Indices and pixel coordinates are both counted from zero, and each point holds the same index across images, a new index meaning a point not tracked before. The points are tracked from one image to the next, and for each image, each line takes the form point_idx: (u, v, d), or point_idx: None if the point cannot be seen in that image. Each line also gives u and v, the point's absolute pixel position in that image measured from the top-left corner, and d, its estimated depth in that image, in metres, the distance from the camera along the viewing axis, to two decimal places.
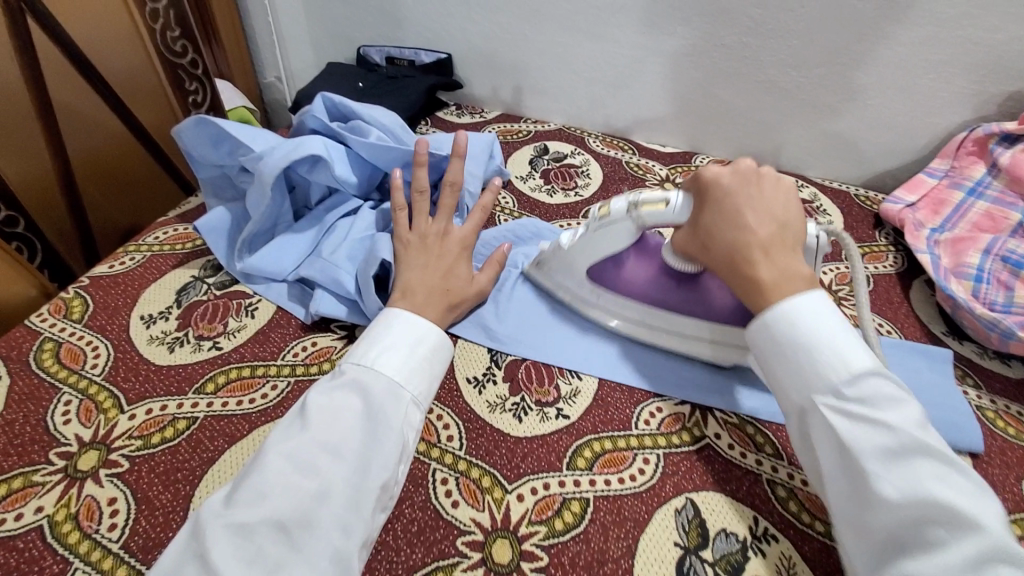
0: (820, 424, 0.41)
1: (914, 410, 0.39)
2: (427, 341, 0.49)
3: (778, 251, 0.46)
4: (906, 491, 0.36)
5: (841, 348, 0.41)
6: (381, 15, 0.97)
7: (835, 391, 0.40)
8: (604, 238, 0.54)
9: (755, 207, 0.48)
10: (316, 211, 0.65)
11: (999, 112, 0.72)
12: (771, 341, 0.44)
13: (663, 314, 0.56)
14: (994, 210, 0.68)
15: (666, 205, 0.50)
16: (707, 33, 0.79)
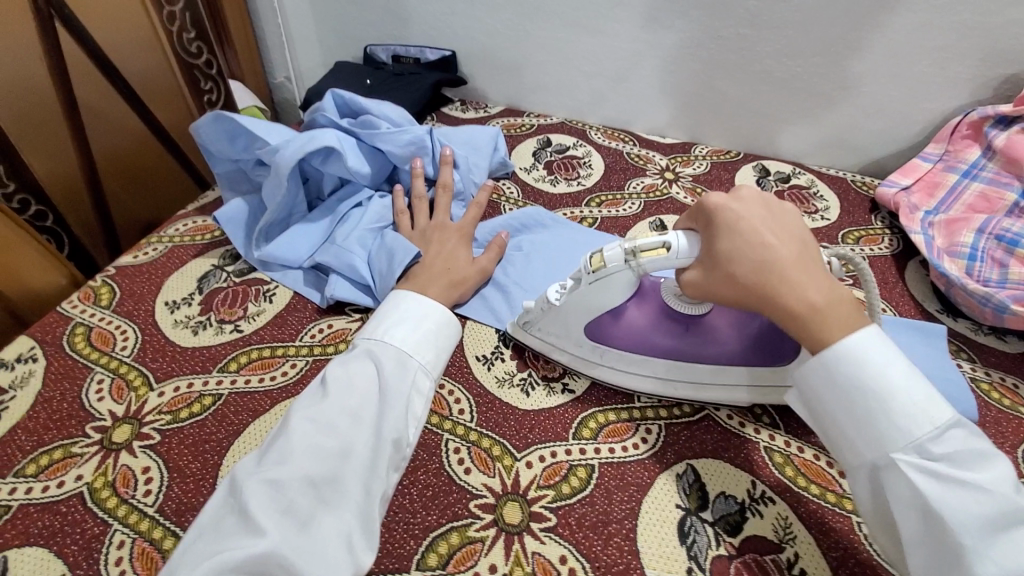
0: (896, 483, 0.37)
1: (1004, 471, 0.37)
2: (432, 314, 0.52)
3: (814, 270, 0.41)
4: (1013, 574, 0.34)
5: (921, 403, 0.37)
6: (387, 14, 1.00)
7: (917, 447, 0.37)
8: (609, 288, 0.49)
9: (774, 228, 0.43)
10: (329, 201, 0.68)
11: (991, 96, 0.74)
12: (828, 376, 0.40)
13: (675, 365, 0.51)
14: (990, 191, 0.69)
15: (667, 248, 0.45)
16: (705, 25, 0.82)
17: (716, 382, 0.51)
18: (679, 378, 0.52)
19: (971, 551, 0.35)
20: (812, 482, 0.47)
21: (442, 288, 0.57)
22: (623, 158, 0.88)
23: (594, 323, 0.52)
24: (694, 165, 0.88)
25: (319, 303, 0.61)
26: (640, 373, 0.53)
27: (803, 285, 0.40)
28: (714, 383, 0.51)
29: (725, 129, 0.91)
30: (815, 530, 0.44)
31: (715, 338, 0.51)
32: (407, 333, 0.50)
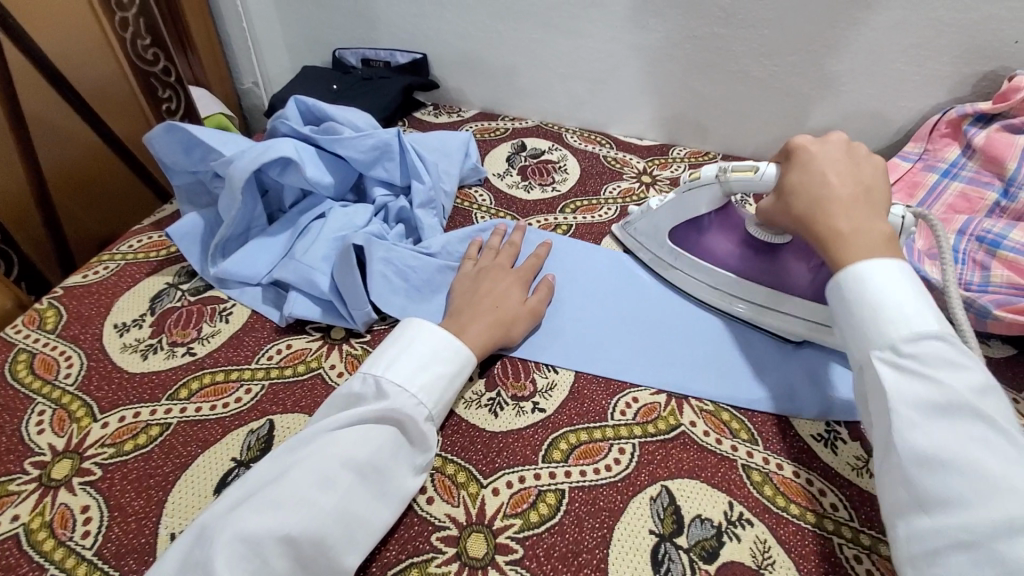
0: (871, 377, 0.40)
1: (975, 379, 0.36)
2: (452, 360, 0.48)
3: (865, 201, 0.47)
4: (937, 444, 0.35)
5: (909, 313, 0.40)
6: (355, 18, 0.97)
7: (892, 346, 0.40)
8: (692, 200, 0.57)
9: (840, 171, 0.49)
10: (290, 213, 0.65)
11: (972, 93, 0.73)
12: (839, 299, 0.44)
13: (744, 286, 0.58)
14: (970, 190, 0.68)
15: (756, 172, 0.53)
16: (680, 25, 0.80)
17: (780, 315, 0.56)
18: (757, 307, 0.57)
19: (904, 423, 0.37)
20: (791, 501, 0.45)
21: (486, 324, 0.53)
22: (598, 161, 0.86)
23: (679, 228, 0.60)
24: (671, 167, 0.86)
25: (279, 322, 0.58)
26: (727, 295, 0.59)
27: (834, 179, 0.48)
28: (793, 324, 0.56)
29: (704, 130, 0.89)
30: (794, 555, 0.42)
31: (788, 273, 0.55)
32: (416, 372, 0.46)
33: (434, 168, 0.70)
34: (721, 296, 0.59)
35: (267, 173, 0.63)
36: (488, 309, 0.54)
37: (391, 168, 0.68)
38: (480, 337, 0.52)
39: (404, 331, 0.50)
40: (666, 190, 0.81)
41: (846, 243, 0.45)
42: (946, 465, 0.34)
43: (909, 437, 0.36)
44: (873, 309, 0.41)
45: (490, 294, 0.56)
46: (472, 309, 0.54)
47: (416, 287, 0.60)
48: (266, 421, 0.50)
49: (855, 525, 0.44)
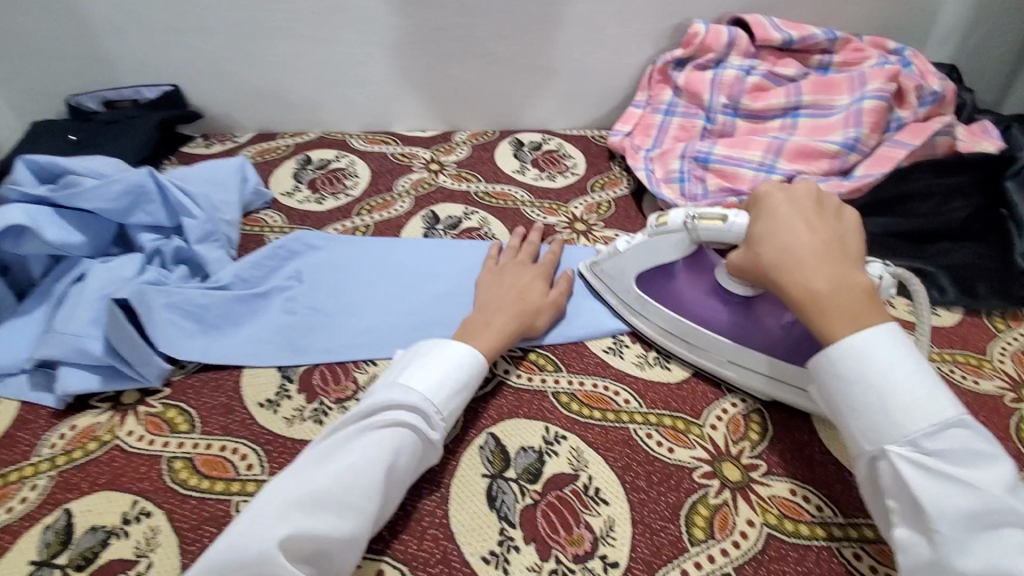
0: (889, 471, 0.40)
1: (1005, 474, 0.38)
2: (463, 391, 0.48)
3: (829, 257, 0.45)
4: (990, 565, 0.35)
5: (918, 393, 0.39)
6: (79, 58, 0.87)
7: (913, 442, 0.39)
8: (660, 249, 0.55)
9: (809, 220, 0.47)
10: (43, 284, 0.58)
11: (671, 42, 0.88)
12: (830, 365, 0.43)
13: (700, 335, 0.55)
14: (685, 122, 0.82)
15: (725, 221, 0.50)
16: (425, 19, 0.84)
17: (755, 369, 0.53)
18: (693, 348, 0.56)
19: (950, 544, 0.36)
20: (593, 409, 0.53)
21: (510, 314, 0.56)
22: (387, 160, 0.88)
23: (650, 274, 0.57)
24: (456, 151, 0.91)
25: (53, 405, 0.52)
26: (667, 331, 0.57)
27: (793, 236, 0.46)
28: (754, 370, 0.53)
29: (478, 112, 0.96)
30: (601, 450, 0.50)
31: (761, 323, 0.53)
32: (438, 377, 0.47)
33: (207, 199, 0.66)
34: (656, 332, 0.58)
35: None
36: (512, 303, 0.57)
37: (153, 210, 0.63)
38: (505, 326, 0.55)
39: (427, 350, 0.49)
40: (454, 173, 0.86)
41: (824, 308, 0.43)
42: None
43: (959, 565, 0.36)
44: (877, 391, 0.40)
45: (514, 288, 0.59)
46: (498, 302, 0.57)
47: (210, 324, 0.57)
48: (62, 511, 0.45)
49: (644, 409, 0.53)
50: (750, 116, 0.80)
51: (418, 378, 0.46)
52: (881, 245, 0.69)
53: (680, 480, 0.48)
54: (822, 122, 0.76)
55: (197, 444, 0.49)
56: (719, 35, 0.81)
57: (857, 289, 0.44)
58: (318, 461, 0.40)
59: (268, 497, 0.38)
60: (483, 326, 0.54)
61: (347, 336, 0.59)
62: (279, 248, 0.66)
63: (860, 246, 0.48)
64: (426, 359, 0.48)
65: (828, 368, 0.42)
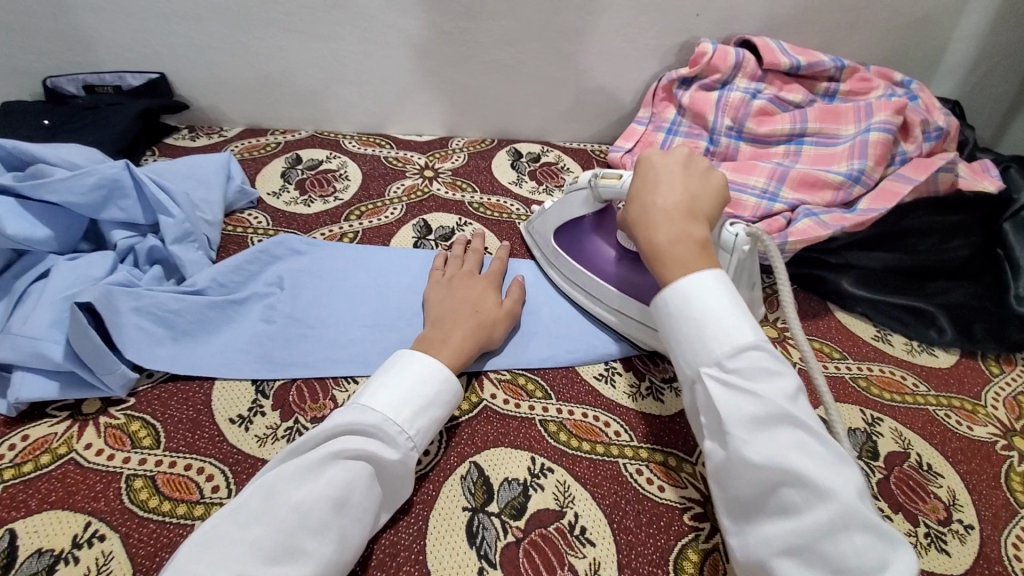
0: (702, 394, 0.41)
1: (790, 386, 0.39)
2: (426, 407, 0.45)
3: (678, 217, 0.48)
4: (767, 456, 0.36)
5: (725, 323, 0.41)
6: (61, 39, 0.83)
7: (718, 364, 0.41)
8: (571, 203, 0.62)
9: (671, 180, 0.51)
10: (2, 280, 0.54)
11: (677, 61, 0.86)
12: (666, 315, 0.45)
13: (601, 286, 0.60)
14: (688, 142, 0.81)
15: (620, 178, 0.56)
16: (427, 22, 0.82)
17: (633, 318, 0.58)
18: (597, 302, 0.61)
19: (736, 439, 0.38)
20: (582, 440, 0.51)
21: (468, 330, 0.53)
22: (380, 163, 0.86)
23: (564, 229, 0.64)
24: (451, 158, 0.89)
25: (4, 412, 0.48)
26: (579, 290, 0.63)
27: (654, 195, 0.50)
28: (636, 323, 0.58)
29: (477, 120, 0.94)
30: (589, 486, 0.47)
31: (638, 278, 0.58)
32: (406, 393, 0.45)
33: (186, 197, 0.63)
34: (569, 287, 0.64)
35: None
36: (467, 316, 0.55)
37: (126, 206, 0.60)
38: (462, 342, 0.52)
39: (397, 364, 0.47)
40: (449, 181, 0.84)
41: (663, 255, 0.47)
42: (787, 482, 0.36)
43: (746, 456, 0.37)
44: (695, 322, 0.43)
45: (466, 299, 0.57)
46: (453, 316, 0.55)
47: (180, 330, 0.54)
48: (6, 532, 0.41)
49: (634, 443, 0.51)
50: (754, 140, 0.79)
51: (381, 400, 0.44)
52: (869, 279, 0.69)
53: (670, 521, 0.46)
54: (827, 150, 0.75)
55: (160, 462, 0.46)
56: (727, 57, 0.79)
57: (693, 240, 0.47)
58: (271, 491, 0.38)
59: (216, 533, 0.36)
60: (440, 343, 0.51)
61: (327, 350, 0.57)
62: (261, 252, 0.64)
63: (720, 201, 0.51)
64: (394, 375, 0.46)
65: (665, 317, 0.45)
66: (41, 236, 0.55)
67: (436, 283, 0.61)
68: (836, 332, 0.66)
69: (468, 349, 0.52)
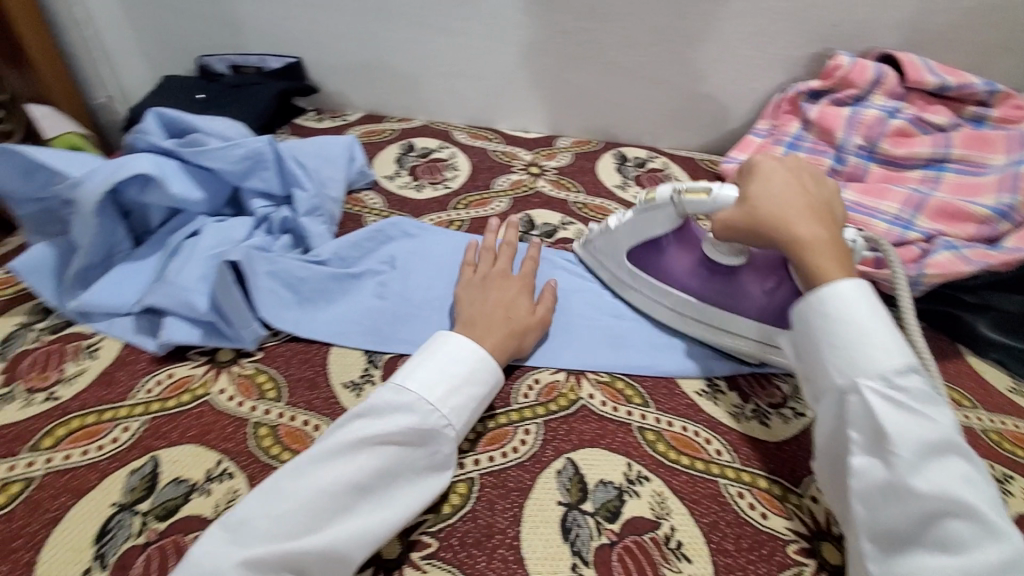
0: (857, 406, 0.40)
1: (949, 415, 0.40)
2: (461, 387, 0.46)
3: (812, 219, 0.48)
4: (938, 488, 0.36)
5: (891, 344, 0.41)
6: (217, 22, 0.92)
7: (882, 377, 0.40)
8: (650, 222, 0.56)
9: (787, 184, 0.50)
10: (159, 234, 0.61)
11: (805, 73, 0.82)
12: (822, 317, 0.44)
13: (696, 306, 0.57)
14: (811, 159, 0.76)
15: (709, 195, 0.52)
16: (550, 21, 0.83)
17: (739, 333, 0.55)
18: (698, 321, 0.58)
19: (904, 466, 0.37)
20: (681, 454, 0.49)
21: (502, 335, 0.52)
22: (488, 156, 0.88)
23: (639, 251, 0.59)
24: (557, 157, 0.89)
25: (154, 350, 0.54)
26: (670, 308, 0.59)
27: (774, 197, 0.49)
28: (745, 337, 0.55)
29: (585, 121, 0.94)
30: (687, 501, 0.46)
31: (742, 290, 0.54)
32: (449, 370, 0.46)
33: (318, 174, 0.68)
34: (655, 307, 0.60)
35: (125, 193, 0.58)
36: (500, 322, 0.53)
37: (266, 177, 0.65)
38: (496, 347, 0.50)
39: (436, 345, 0.48)
40: (554, 179, 0.84)
41: (809, 252, 0.46)
42: (952, 512, 0.35)
43: (915, 484, 0.36)
44: (860, 332, 0.42)
45: (499, 304, 0.55)
46: (486, 320, 0.52)
47: (304, 294, 0.58)
48: (150, 458, 0.46)
49: (736, 465, 0.49)
50: (888, 162, 0.74)
51: (421, 378, 0.45)
52: (1007, 325, 0.63)
53: (773, 551, 0.44)
54: (971, 180, 0.69)
55: (282, 414, 0.50)
56: (866, 74, 0.75)
57: (832, 243, 0.47)
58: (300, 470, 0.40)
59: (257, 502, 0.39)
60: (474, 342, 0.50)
61: (429, 328, 0.58)
62: (376, 230, 0.67)
63: (836, 202, 0.52)
64: (436, 353, 0.47)
65: (821, 321, 0.43)
66: (194, 197, 0.61)
67: (468, 282, 0.58)
68: (967, 378, 0.60)
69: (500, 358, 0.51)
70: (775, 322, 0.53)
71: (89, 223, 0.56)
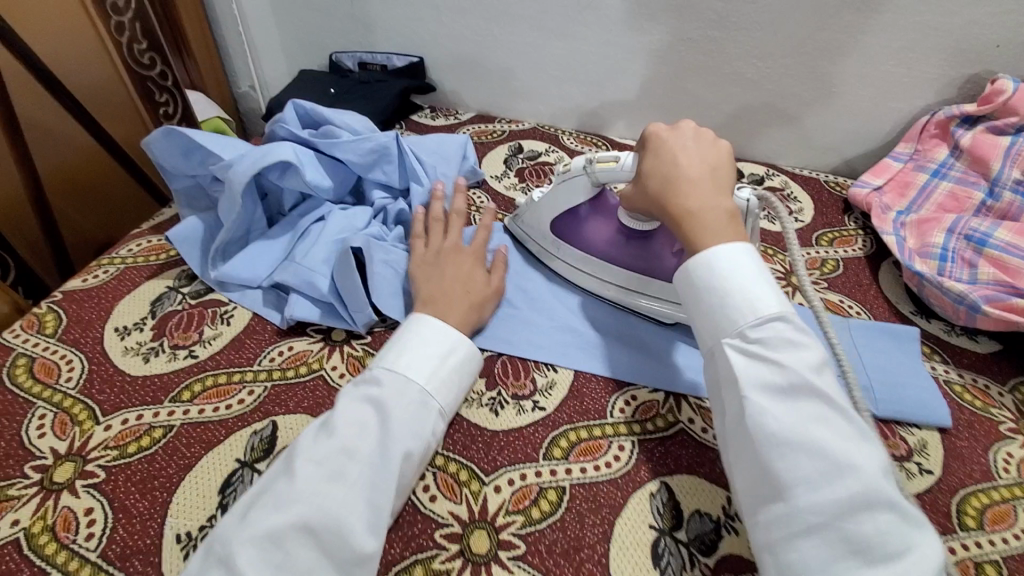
0: (723, 366, 0.42)
1: (815, 358, 0.40)
2: (451, 351, 0.49)
3: (705, 188, 0.48)
4: (788, 426, 0.37)
5: (754, 297, 0.43)
6: (352, 21, 0.98)
7: (742, 335, 0.42)
8: (568, 191, 0.59)
9: (693, 151, 0.50)
10: (290, 217, 0.66)
11: (960, 94, 0.74)
12: (702, 288, 0.45)
13: (611, 268, 0.60)
14: (959, 190, 0.69)
15: (617, 162, 0.54)
16: (674, 29, 0.81)
17: (627, 289, 0.60)
18: (607, 281, 0.61)
19: (755, 407, 0.39)
20: None
21: (463, 312, 0.53)
22: None
23: (561, 220, 0.62)
24: None
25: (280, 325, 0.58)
26: (588, 275, 0.62)
27: (679, 167, 0.49)
28: (637, 294, 0.59)
29: None
30: None
31: (656, 256, 0.58)
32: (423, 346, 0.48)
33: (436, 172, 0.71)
34: (588, 280, 0.62)
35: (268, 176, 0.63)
36: (459, 297, 0.54)
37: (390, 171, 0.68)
38: (461, 323, 0.52)
39: (408, 329, 0.49)
40: None
41: (704, 229, 0.46)
42: (812, 453, 0.36)
43: (768, 426, 0.38)
44: (720, 299, 0.44)
45: (456, 279, 0.55)
46: (445, 296, 0.53)
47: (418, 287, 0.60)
48: (270, 422, 0.50)
49: None
50: None
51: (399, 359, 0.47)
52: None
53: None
54: None
55: None
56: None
57: (723, 212, 0.47)
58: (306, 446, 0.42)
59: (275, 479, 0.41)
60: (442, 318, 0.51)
61: (530, 333, 0.58)
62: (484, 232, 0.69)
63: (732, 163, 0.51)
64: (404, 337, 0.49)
65: (704, 292, 0.45)
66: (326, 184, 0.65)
67: (422, 258, 0.58)
68: None
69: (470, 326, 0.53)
70: (666, 279, 0.57)
71: (235, 201, 0.61)
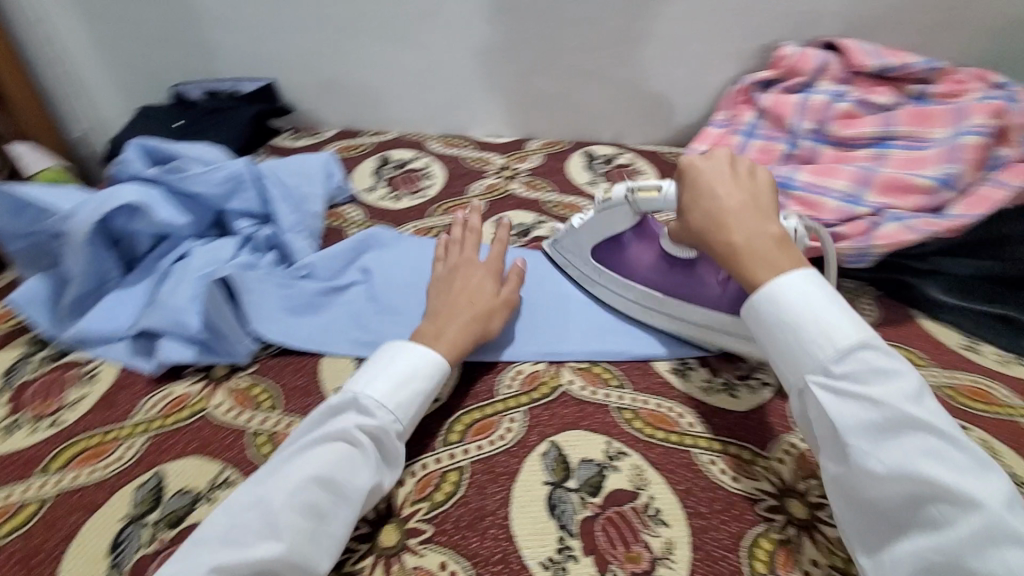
0: (814, 403, 0.42)
1: (909, 387, 0.39)
2: (420, 373, 0.51)
3: (749, 216, 0.49)
4: (895, 468, 0.37)
5: (828, 324, 0.42)
6: (190, 52, 0.95)
7: (825, 369, 0.42)
8: (448, 248, 0.61)
9: (723, 182, 0.51)
10: (149, 260, 0.63)
11: (758, 62, 0.86)
12: (762, 320, 0.46)
13: (664, 301, 0.60)
14: (767, 145, 0.80)
15: (659, 190, 0.55)
16: (508, 30, 0.87)
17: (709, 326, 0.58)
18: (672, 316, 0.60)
19: (858, 451, 0.39)
20: (657, 429, 0.53)
21: (318, 318, 0.57)
22: (462, 162, 0.91)
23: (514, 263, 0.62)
24: (529, 159, 0.92)
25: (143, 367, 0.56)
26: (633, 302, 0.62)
27: (712, 198, 0.51)
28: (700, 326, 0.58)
29: (553, 122, 0.97)
30: (664, 472, 0.49)
31: (703, 284, 0.57)
32: (413, 384, 0.50)
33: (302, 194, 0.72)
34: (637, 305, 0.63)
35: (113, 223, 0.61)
36: (345, 306, 0.58)
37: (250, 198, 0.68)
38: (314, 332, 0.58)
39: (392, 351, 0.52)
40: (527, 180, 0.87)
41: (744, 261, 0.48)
42: (932, 495, 0.36)
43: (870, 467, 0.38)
44: (793, 328, 0.44)
45: (321, 293, 0.60)
46: (304, 310, 0.58)
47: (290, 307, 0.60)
48: (155, 472, 0.49)
49: (704, 434, 0.52)
50: (838, 144, 0.77)
51: (373, 384, 0.49)
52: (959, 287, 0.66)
53: (743, 511, 0.47)
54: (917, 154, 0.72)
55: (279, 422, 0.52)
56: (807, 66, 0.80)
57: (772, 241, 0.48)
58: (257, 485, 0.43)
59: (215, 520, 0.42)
60: None
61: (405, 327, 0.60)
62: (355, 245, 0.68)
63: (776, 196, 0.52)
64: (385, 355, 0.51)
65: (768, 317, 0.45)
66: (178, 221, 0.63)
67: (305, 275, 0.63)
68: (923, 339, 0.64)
69: (465, 343, 0.55)
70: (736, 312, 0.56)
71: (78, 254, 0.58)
